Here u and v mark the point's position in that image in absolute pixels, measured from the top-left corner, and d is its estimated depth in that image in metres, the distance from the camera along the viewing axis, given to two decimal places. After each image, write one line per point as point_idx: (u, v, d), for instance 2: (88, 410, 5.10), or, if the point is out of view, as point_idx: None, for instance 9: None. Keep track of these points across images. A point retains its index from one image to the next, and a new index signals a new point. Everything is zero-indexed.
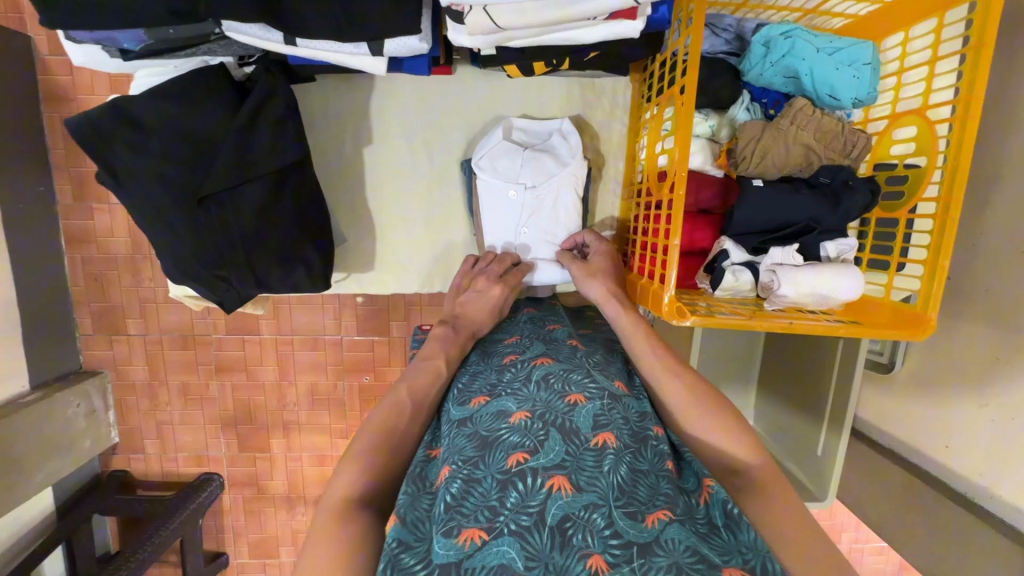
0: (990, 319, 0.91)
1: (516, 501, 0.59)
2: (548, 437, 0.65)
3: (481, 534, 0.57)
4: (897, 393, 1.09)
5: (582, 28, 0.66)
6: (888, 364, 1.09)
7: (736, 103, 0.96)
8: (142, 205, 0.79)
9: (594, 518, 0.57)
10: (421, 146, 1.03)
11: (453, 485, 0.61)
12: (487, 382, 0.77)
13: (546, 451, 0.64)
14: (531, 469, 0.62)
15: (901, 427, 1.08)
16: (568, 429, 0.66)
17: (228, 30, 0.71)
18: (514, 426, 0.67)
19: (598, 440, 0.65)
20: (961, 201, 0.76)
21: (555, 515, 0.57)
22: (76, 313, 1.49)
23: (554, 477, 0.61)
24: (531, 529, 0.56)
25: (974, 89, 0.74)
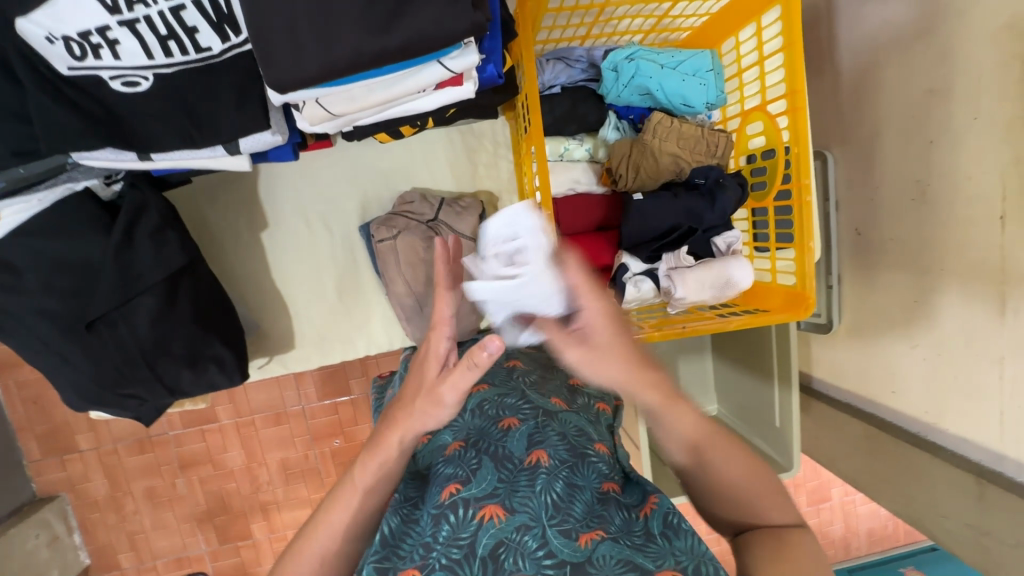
0: (904, 269, 0.95)
1: (448, 534, 0.59)
2: (482, 465, 0.66)
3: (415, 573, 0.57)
4: (839, 350, 1.14)
5: (418, 99, 0.69)
6: (827, 323, 1.11)
7: (605, 124, 1.00)
8: (29, 342, 0.78)
9: (526, 539, 0.58)
10: (318, 219, 1.05)
11: (391, 522, 0.65)
12: None
13: (479, 481, 0.64)
14: (463, 499, 0.62)
15: (855, 381, 1.12)
16: (501, 455, 0.67)
17: (81, 159, 0.72)
18: (449, 458, 0.69)
19: (531, 460, 0.66)
20: (809, 184, 0.82)
21: (486, 545, 0.58)
22: (21, 440, 1.44)
23: (487, 506, 0.61)
24: (462, 563, 0.57)
25: (797, 82, 0.81)
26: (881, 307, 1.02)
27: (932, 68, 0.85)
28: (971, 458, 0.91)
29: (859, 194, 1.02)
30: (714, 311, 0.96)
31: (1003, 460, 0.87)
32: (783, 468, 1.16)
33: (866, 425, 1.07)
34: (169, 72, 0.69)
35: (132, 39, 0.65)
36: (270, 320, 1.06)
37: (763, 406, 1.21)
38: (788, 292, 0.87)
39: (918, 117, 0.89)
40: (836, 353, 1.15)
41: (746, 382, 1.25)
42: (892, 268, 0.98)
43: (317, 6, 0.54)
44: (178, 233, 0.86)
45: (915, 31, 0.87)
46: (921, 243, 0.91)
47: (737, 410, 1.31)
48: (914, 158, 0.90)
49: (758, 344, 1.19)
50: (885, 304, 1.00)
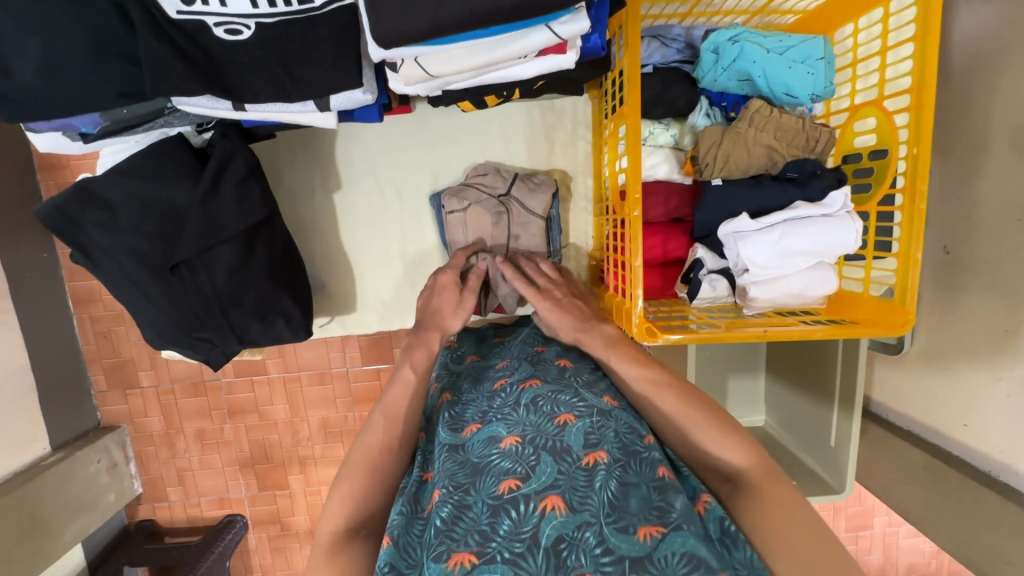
0: (995, 291, 0.87)
1: (508, 529, 0.57)
2: (540, 461, 0.62)
3: (471, 557, 0.55)
4: (906, 378, 1.05)
5: (516, 66, 0.67)
6: (898, 344, 1.01)
7: (695, 110, 0.95)
8: (118, 278, 0.81)
9: (586, 536, 0.55)
10: (389, 184, 1.05)
11: (443, 510, 0.59)
12: (478, 410, 0.75)
13: (537, 475, 0.61)
14: (523, 495, 0.59)
15: (919, 409, 1.04)
16: (558, 450, 0.63)
17: (179, 105, 0.74)
18: (505, 453, 0.64)
19: (589, 458, 0.62)
20: (926, 190, 0.74)
21: (549, 537, 0.55)
22: (89, 370, 1.53)
23: (548, 497, 0.58)
24: (524, 555, 0.54)
25: (926, 77, 0.73)
26: (959, 333, 0.93)
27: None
28: None
29: (952, 208, 0.93)
30: (797, 317, 0.89)
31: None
32: (835, 491, 1.10)
33: (928, 455, 1.00)
34: (271, 22, 0.70)
35: None
36: (335, 280, 1.08)
37: (817, 422, 1.14)
38: (884, 305, 0.81)
39: None
40: (900, 378, 1.07)
41: (802, 395, 1.17)
42: (981, 290, 0.89)
43: None
44: (260, 185, 0.88)
45: None
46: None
47: (786, 423, 1.25)
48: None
49: (822, 356, 1.11)
50: (967, 332, 0.92)
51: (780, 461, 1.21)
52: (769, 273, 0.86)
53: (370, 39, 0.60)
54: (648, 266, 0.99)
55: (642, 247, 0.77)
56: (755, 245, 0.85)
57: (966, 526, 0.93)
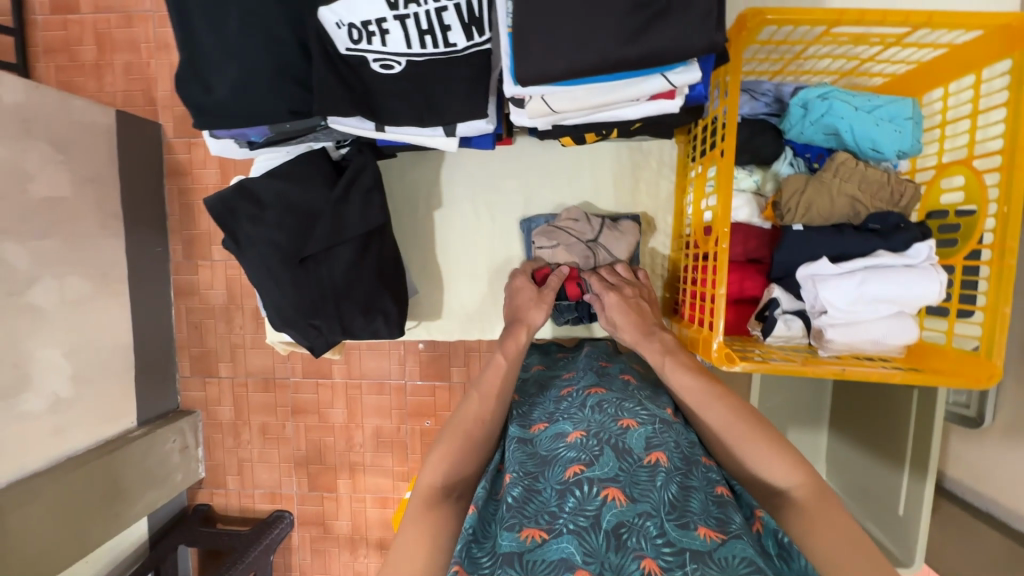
0: None
1: (573, 506, 0.61)
2: (603, 453, 0.67)
3: (541, 533, 0.59)
4: (988, 451, 1.02)
5: (626, 107, 0.76)
6: (977, 418, 1.02)
7: (779, 158, 1.02)
8: (258, 266, 0.93)
9: (648, 525, 0.59)
10: (484, 207, 1.16)
11: (514, 490, 0.64)
12: (546, 410, 0.81)
13: (601, 465, 0.65)
14: (588, 479, 0.64)
15: (1001, 491, 1.00)
16: (621, 448, 0.68)
17: (332, 123, 0.87)
18: (571, 444, 0.70)
19: (651, 459, 0.67)
20: (1016, 247, 0.76)
21: (610, 521, 0.59)
22: (177, 356, 1.69)
23: (610, 487, 0.62)
24: (588, 530, 0.58)
25: (1018, 140, 0.77)
26: None
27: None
28: None
29: None
30: (875, 363, 0.91)
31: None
32: (901, 563, 1.05)
33: (1005, 539, 0.95)
34: (421, 61, 0.82)
35: (399, 31, 0.79)
36: (427, 289, 1.19)
37: (884, 484, 1.11)
38: (969, 357, 0.81)
39: None
40: (981, 452, 1.04)
41: (870, 455, 1.15)
42: None
43: (578, 19, 0.62)
44: (380, 196, 1.01)
45: None
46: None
47: (851, 488, 1.21)
48: None
49: (894, 415, 1.09)
50: None
51: None
52: (850, 317, 0.89)
53: (508, 76, 0.71)
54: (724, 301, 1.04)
55: (727, 276, 0.82)
56: (836, 287, 0.89)
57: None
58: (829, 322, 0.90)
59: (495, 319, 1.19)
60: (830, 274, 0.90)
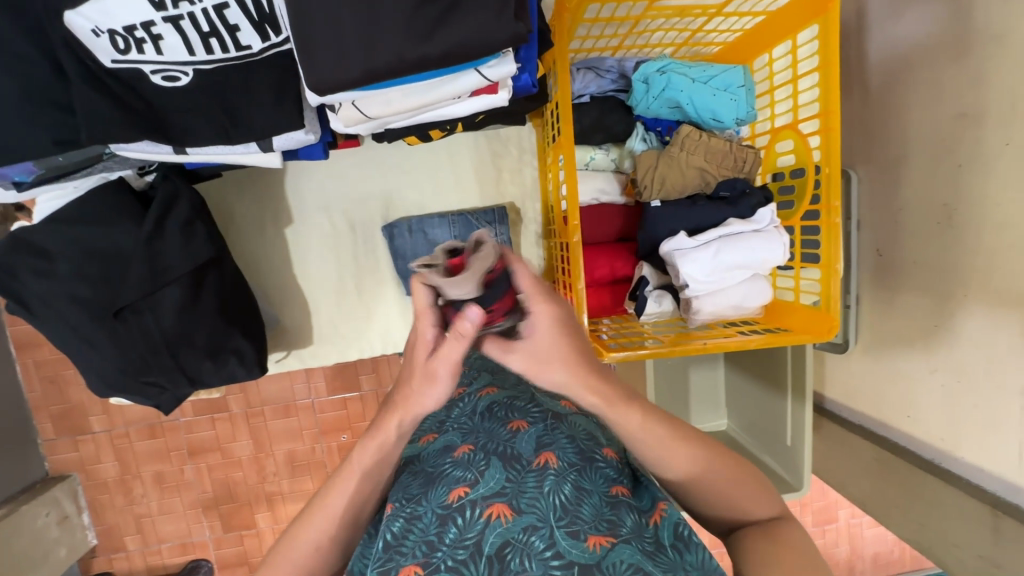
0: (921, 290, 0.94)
1: (454, 535, 0.54)
2: (489, 466, 0.59)
3: (418, 570, 0.52)
4: (855, 368, 1.11)
5: (452, 105, 0.70)
6: (843, 343, 1.09)
7: (632, 135, 1.00)
8: (59, 327, 0.80)
9: (533, 540, 0.53)
10: (342, 215, 1.06)
11: (393, 525, 0.56)
12: (436, 418, 0.70)
13: (486, 481, 0.58)
14: (470, 500, 0.56)
15: (869, 404, 1.09)
16: (509, 456, 0.60)
17: (117, 151, 0.73)
18: (457, 460, 0.61)
19: (541, 461, 0.59)
20: (839, 206, 0.81)
21: (493, 543, 0.53)
22: (36, 420, 1.43)
23: (494, 505, 0.56)
24: (468, 563, 0.52)
25: (831, 103, 0.80)
26: (900, 328, 0.99)
27: (962, 90, 0.84)
28: (976, 483, 0.91)
29: (882, 216, 1.00)
30: (737, 328, 0.95)
31: (1016, 491, 0.85)
32: (793, 488, 1.14)
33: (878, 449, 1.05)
34: (209, 68, 0.70)
35: (174, 35, 0.67)
36: (290, 314, 1.08)
37: (773, 424, 1.19)
38: (812, 312, 0.86)
39: (944, 138, 0.87)
40: (849, 376, 1.13)
41: (758, 400, 1.23)
42: (913, 289, 0.96)
43: (362, 18, 0.55)
44: (206, 225, 0.88)
45: (947, 54, 0.86)
46: (947, 266, 0.89)
47: (747, 426, 1.29)
48: (938, 182, 0.89)
49: (774, 360, 1.17)
50: (900, 329, 0.99)
51: None
52: (710, 286, 0.91)
53: (306, 85, 0.62)
54: (596, 286, 1.03)
55: (583, 270, 0.81)
56: (695, 260, 0.90)
57: (918, 513, 0.98)
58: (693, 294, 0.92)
59: (375, 334, 1.11)
60: (687, 247, 0.92)
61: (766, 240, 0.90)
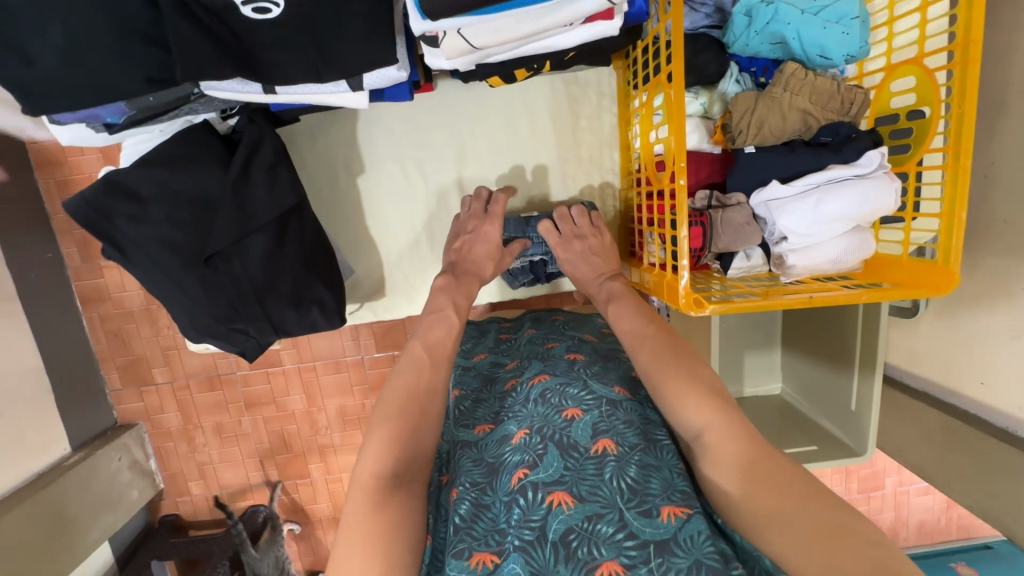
0: (1013, 250, 0.87)
1: (519, 516, 0.60)
2: (548, 453, 0.65)
3: (492, 557, 0.58)
4: (923, 335, 1.06)
5: (558, 35, 0.65)
6: (913, 308, 1.04)
7: (726, 76, 0.93)
8: (151, 271, 0.80)
9: (600, 525, 0.58)
10: (413, 165, 1.03)
11: (462, 508, 0.64)
12: (490, 409, 0.78)
13: (546, 466, 0.64)
14: (532, 484, 0.62)
15: (936, 370, 1.04)
16: (566, 444, 0.66)
17: (207, 89, 0.71)
18: (516, 446, 0.67)
19: (598, 448, 0.65)
20: (971, 147, 0.73)
21: (558, 530, 0.58)
22: (103, 369, 1.46)
23: (555, 492, 0.61)
24: (536, 544, 0.57)
25: (971, 32, 0.72)
26: (982, 287, 0.93)
27: None
28: None
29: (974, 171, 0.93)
30: (836, 283, 0.90)
31: None
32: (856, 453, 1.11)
33: (946, 416, 1.00)
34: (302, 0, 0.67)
35: None
36: (361, 267, 1.07)
37: (838, 388, 1.15)
38: (926, 265, 0.80)
39: None
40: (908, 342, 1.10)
41: (821, 366, 1.18)
42: (999, 252, 0.90)
43: None
44: (289, 170, 0.85)
45: None
46: None
47: (805, 389, 1.25)
48: None
49: (843, 322, 1.11)
50: (995, 289, 0.91)
51: (802, 427, 1.21)
52: (807, 239, 0.86)
53: (413, 10, 0.58)
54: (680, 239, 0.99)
55: (687, 219, 0.75)
56: (784, 212, 0.86)
57: (982, 475, 0.94)
58: (787, 247, 0.88)
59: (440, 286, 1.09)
60: (774, 199, 0.87)
61: (860, 183, 0.83)
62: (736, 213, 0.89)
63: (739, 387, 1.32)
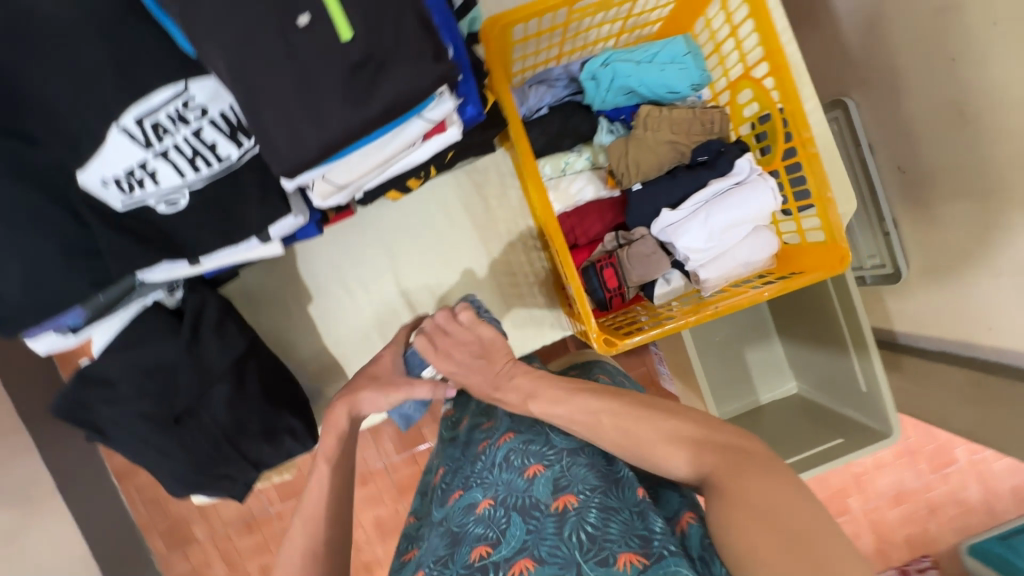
0: (969, 196, 0.94)
1: None
2: (510, 522, 0.65)
3: None
4: (919, 296, 1.11)
5: (410, 154, 0.75)
6: (895, 271, 1.12)
7: (598, 130, 1.01)
8: (129, 443, 0.88)
9: None
10: (354, 282, 1.13)
11: None
12: (460, 475, 0.77)
13: (508, 540, 0.63)
14: (493, 563, 0.61)
15: (945, 325, 1.07)
16: (528, 507, 0.66)
17: (145, 275, 0.83)
18: (479, 519, 0.67)
19: (559, 505, 0.64)
20: (811, 136, 0.80)
21: None
22: (147, 539, 1.51)
23: (518, 563, 0.60)
24: None
25: (772, 43, 0.81)
26: (951, 242, 1.01)
27: None
28: None
29: (892, 134, 1.07)
30: (749, 284, 0.94)
31: None
32: (884, 435, 1.05)
33: (965, 370, 1.02)
34: (202, 186, 0.79)
35: (166, 164, 0.76)
36: (331, 384, 1.14)
37: (844, 373, 1.12)
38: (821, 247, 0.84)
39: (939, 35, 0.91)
40: (912, 304, 1.13)
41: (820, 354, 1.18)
42: (956, 197, 0.97)
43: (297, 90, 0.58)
44: (236, 321, 0.96)
45: None
46: (977, 168, 0.92)
47: (817, 382, 1.24)
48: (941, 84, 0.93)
49: (824, 308, 1.12)
50: (955, 238, 1.00)
51: (824, 424, 1.18)
52: (709, 252, 0.91)
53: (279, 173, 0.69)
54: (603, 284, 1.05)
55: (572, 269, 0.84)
56: (680, 233, 0.92)
57: None
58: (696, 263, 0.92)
59: None
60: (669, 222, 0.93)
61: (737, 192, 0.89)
62: (640, 246, 0.96)
63: (754, 396, 1.33)
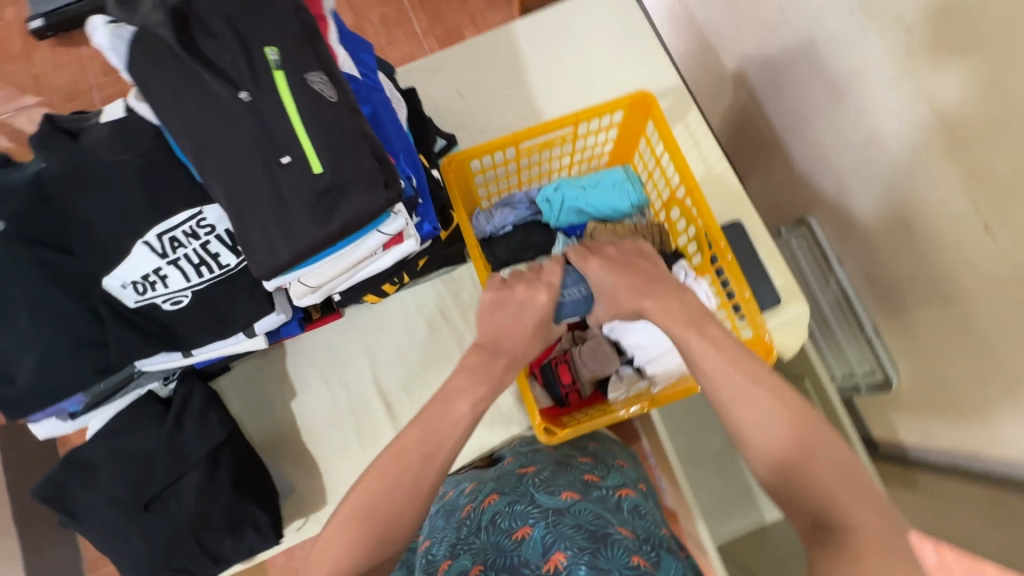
0: (943, 301, 0.99)
1: None
2: None
3: None
4: (912, 401, 1.15)
5: (375, 261, 0.89)
6: (885, 378, 1.17)
7: (555, 242, 1.13)
8: (101, 529, 0.93)
9: None
10: (336, 379, 1.21)
11: None
12: (448, 544, 0.75)
13: None
14: None
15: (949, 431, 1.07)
16: (517, 567, 0.63)
17: (143, 365, 0.95)
18: None
19: (549, 565, 0.61)
20: (726, 246, 0.94)
21: None
22: None
23: None
24: None
25: (686, 173, 0.98)
26: (940, 345, 1.03)
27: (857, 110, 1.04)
28: None
29: (857, 246, 1.17)
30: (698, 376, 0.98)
31: None
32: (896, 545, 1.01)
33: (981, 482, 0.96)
34: (203, 288, 0.93)
35: (175, 271, 0.91)
36: (305, 480, 1.17)
37: None
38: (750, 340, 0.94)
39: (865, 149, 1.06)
40: (916, 416, 1.15)
41: None
42: (930, 304, 1.02)
43: (274, 207, 0.74)
44: (220, 411, 1.03)
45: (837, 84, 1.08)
46: (934, 281, 0.99)
47: None
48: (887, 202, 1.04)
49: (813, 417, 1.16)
50: (938, 342, 1.03)
51: None
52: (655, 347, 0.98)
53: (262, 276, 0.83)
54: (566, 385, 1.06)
55: None
56: (626, 333, 1.00)
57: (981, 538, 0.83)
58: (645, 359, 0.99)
59: None
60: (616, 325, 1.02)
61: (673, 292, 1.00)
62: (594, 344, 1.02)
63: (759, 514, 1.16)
